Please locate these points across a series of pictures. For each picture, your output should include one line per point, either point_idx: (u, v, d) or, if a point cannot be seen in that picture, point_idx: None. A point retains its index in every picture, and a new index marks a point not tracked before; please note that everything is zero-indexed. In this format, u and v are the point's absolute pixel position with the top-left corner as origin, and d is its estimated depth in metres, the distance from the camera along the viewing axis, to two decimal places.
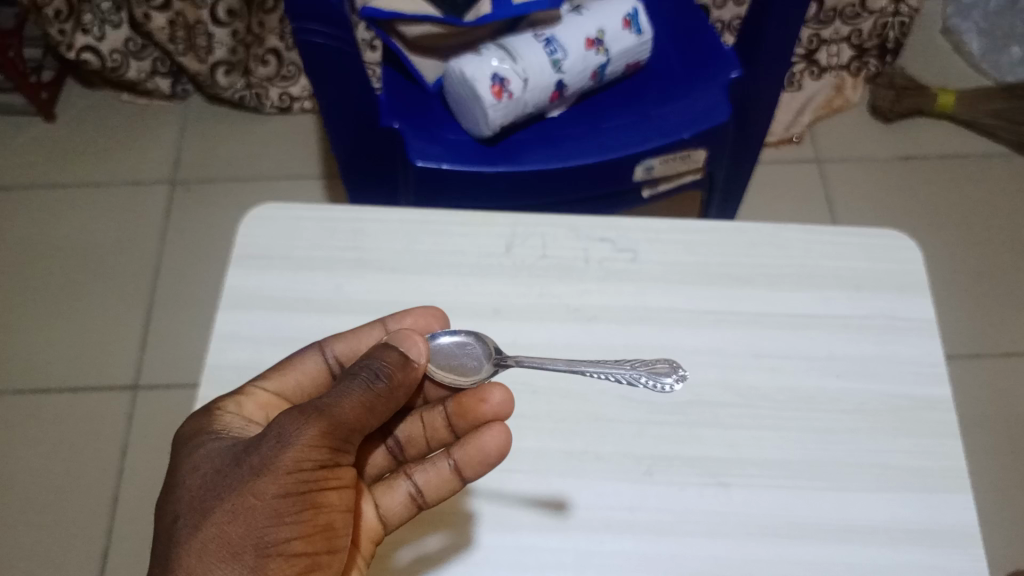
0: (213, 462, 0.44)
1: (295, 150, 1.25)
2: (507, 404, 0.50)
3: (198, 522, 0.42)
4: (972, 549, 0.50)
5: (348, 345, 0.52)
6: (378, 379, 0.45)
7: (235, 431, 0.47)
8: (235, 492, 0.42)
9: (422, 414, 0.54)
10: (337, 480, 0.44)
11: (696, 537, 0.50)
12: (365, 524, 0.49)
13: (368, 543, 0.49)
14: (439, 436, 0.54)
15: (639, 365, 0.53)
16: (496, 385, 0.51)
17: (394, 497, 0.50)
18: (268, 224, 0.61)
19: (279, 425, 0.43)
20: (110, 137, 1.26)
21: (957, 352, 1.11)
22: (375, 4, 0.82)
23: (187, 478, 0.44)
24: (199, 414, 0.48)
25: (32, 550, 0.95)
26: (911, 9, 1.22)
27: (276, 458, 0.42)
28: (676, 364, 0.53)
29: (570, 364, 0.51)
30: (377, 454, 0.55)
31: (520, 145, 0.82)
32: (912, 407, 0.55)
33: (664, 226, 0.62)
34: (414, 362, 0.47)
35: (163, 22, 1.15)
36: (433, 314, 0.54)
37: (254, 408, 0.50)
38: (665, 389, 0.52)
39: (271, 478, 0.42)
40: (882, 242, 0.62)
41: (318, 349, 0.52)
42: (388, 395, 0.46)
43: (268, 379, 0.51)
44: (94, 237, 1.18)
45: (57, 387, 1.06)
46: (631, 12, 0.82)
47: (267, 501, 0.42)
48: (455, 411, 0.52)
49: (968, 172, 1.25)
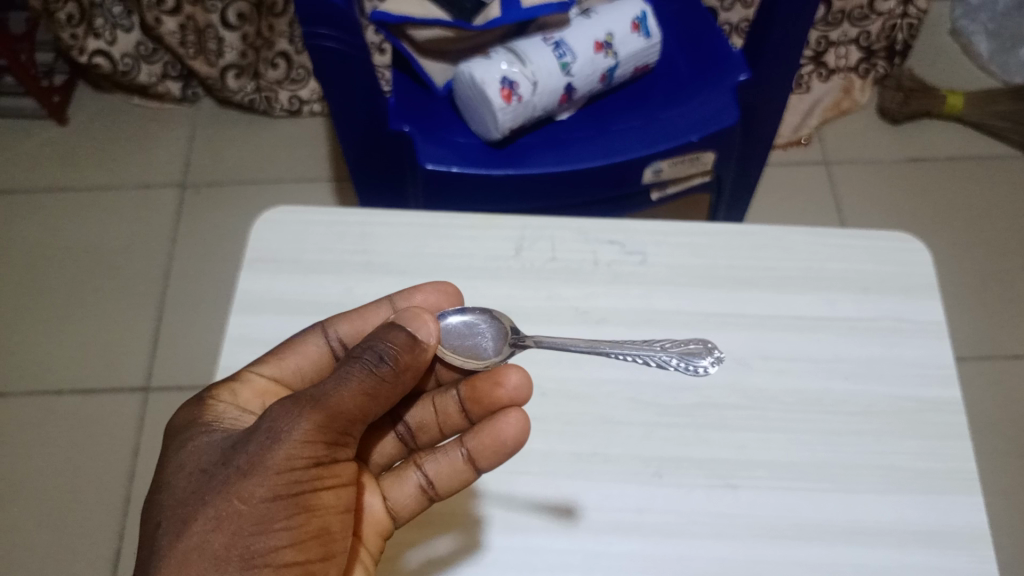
0: (201, 462, 0.44)
1: (304, 152, 1.26)
2: (525, 387, 0.51)
3: (183, 526, 0.42)
4: (979, 550, 0.50)
5: (352, 327, 0.54)
6: (383, 362, 0.44)
7: (227, 422, 0.48)
8: (220, 496, 0.42)
9: (434, 399, 0.55)
10: (330, 481, 0.44)
11: (703, 539, 0.51)
12: (373, 516, 0.50)
13: (374, 536, 0.49)
14: (452, 422, 0.55)
15: (671, 348, 0.55)
16: (513, 367, 0.51)
17: (404, 489, 0.51)
18: (277, 227, 0.61)
19: (269, 420, 0.43)
20: (120, 140, 1.27)
21: (966, 354, 1.11)
22: (384, 8, 0.82)
23: (173, 478, 0.44)
24: (193, 404, 0.49)
25: (46, 551, 0.96)
26: (919, 11, 1.22)
27: (262, 460, 0.42)
28: (709, 344, 0.56)
29: (592, 344, 0.53)
30: (387, 442, 0.55)
31: (529, 149, 0.82)
32: (918, 408, 0.55)
33: (671, 229, 0.62)
34: (423, 343, 0.46)
35: (174, 26, 1.17)
36: (447, 291, 0.54)
37: (251, 396, 0.51)
38: (700, 370, 0.54)
39: (257, 482, 0.42)
40: (887, 244, 0.62)
41: (322, 331, 0.54)
42: (393, 379, 0.44)
43: (265, 365, 0.52)
44: (106, 239, 1.19)
45: (70, 388, 1.06)
46: (639, 15, 0.83)
47: (253, 505, 0.42)
48: (469, 396, 0.53)
49: (976, 173, 1.25)
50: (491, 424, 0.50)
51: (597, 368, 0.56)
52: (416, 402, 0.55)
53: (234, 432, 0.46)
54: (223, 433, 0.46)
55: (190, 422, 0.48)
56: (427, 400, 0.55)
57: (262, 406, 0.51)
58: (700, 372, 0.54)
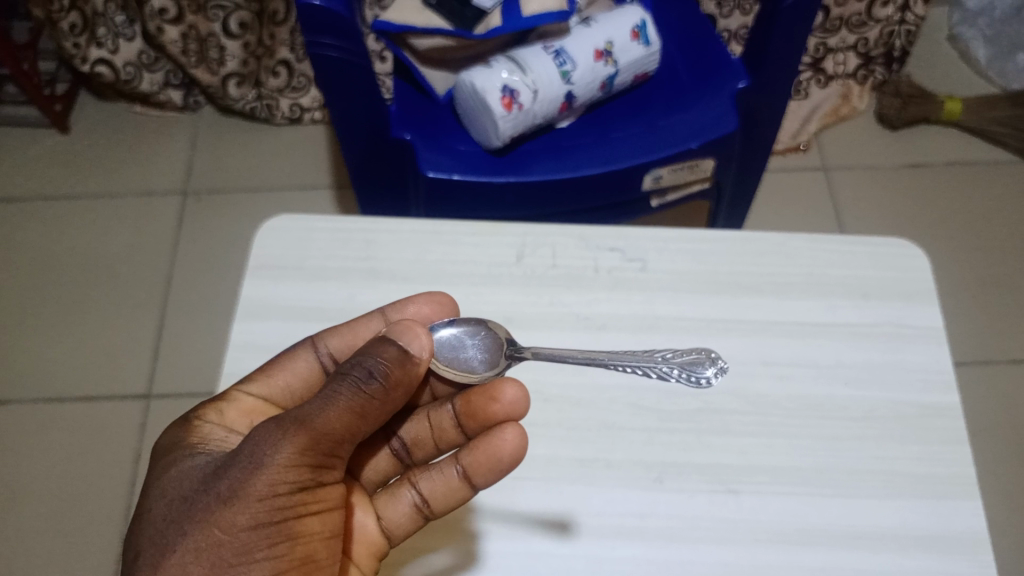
0: (181, 489, 0.44)
1: (305, 160, 1.27)
2: (522, 402, 0.50)
3: (162, 557, 0.42)
4: (980, 555, 0.51)
5: (342, 341, 0.54)
6: (372, 379, 0.44)
7: (214, 444, 0.48)
8: (200, 526, 0.42)
9: (429, 415, 0.55)
10: (314, 507, 0.44)
11: (706, 544, 0.51)
12: (367, 537, 0.50)
13: (369, 558, 0.50)
14: (448, 437, 0.54)
15: (673, 360, 0.54)
16: (509, 382, 0.51)
17: (398, 509, 0.51)
18: (281, 234, 0.62)
19: (251, 445, 0.43)
20: (122, 148, 1.27)
21: (967, 359, 1.11)
22: (386, 17, 0.83)
23: (154, 505, 0.44)
24: (178, 425, 0.50)
25: (49, 559, 0.96)
26: (917, 18, 1.22)
27: (242, 489, 0.42)
28: (713, 355, 0.55)
29: (590, 356, 0.53)
30: (381, 457, 0.56)
31: (530, 156, 0.82)
32: (919, 413, 0.55)
33: (673, 236, 0.63)
34: (414, 357, 0.45)
35: (176, 36, 1.17)
36: (441, 301, 0.54)
37: (237, 415, 0.51)
38: (702, 381, 0.54)
39: (237, 511, 0.42)
40: (888, 250, 0.62)
41: (311, 346, 0.54)
42: (383, 395, 0.44)
43: (253, 384, 0.52)
44: (108, 246, 1.19)
45: (72, 395, 1.07)
46: (639, 24, 0.83)
47: (234, 534, 0.42)
48: (464, 411, 0.52)
49: (975, 178, 1.26)
50: (488, 441, 0.50)
51: (600, 374, 0.57)
52: (419, 417, 0.55)
53: (216, 455, 0.46)
54: (205, 456, 0.46)
55: (174, 445, 0.48)
56: (430, 416, 0.55)
57: (247, 425, 0.52)
58: (702, 382, 0.54)
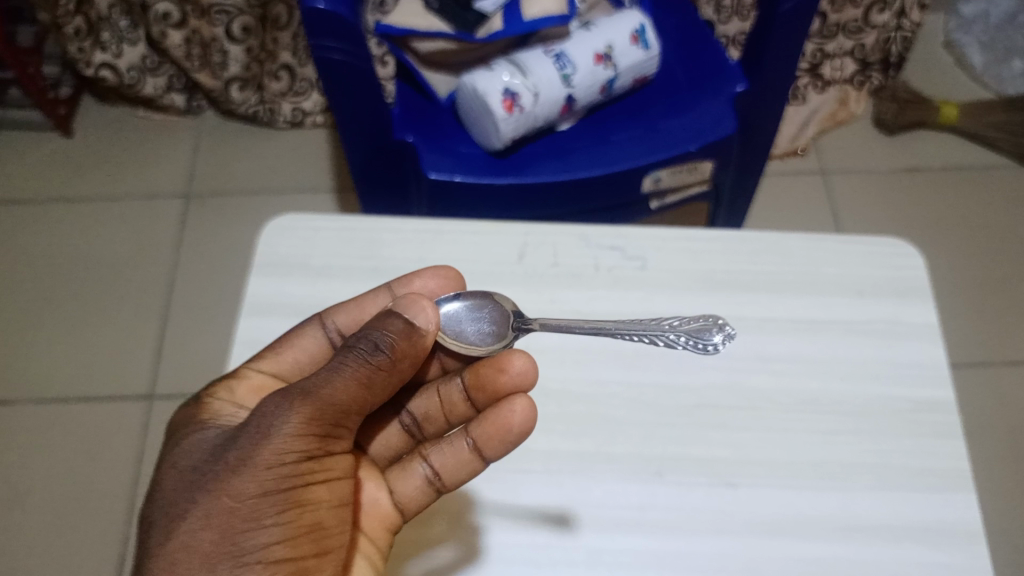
0: (193, 462, 0.45)
1: (307, 163, 1.28)
2: (531, 371, 0.51)
3: (172, 526, 0.42)
4: (974, 545, 0.51)
5: (349, 316, 0.55)
6: (377, 351, 0.45)
7: (225, 417, 0.49)
8: (209, 495, 0.42)
9: (438, 389, 0.56)
10: (324, 474, 0.45)
11: (705, 535, 0.52)
12: (381, 510, 0.51)
13: (384, 530, 0.50)
14: (458, 411, 0.56)
15: (682, 328, 0.56)
16: (517, 353, 0.52)
17: (411, 482, 0.52)
18: (286, 233, 0.63)
19: (258, 417, 0.44)
20: (127, 152, 1.28)
21: (961, 361, 1.12)
22: (389, 21, 0.84)
23: (165, 478, 0.45)
24: (191, 403, 0.50)
25: (54, 558, 0.96)
26: (913, 24, 1.24)
27: (251, 455, 0.43)
28: (720, 322, 0.57)
29: (597, 326, 0.54)
30: (392, 432, 0.57)
31: (531, 158, 0.83)
32: (913, 408, 0.56)
33: (670, 234, 0.63)
34: (422, 329, 0.46)
35: (179, 40, 1.18)
36: (447, 276, 0.55)
37: (249, 391, 0.52)
38: (711, 347, 0.56)
39: (244, 478, 0.42)
40: (883, 249, 0.63)
41: (319, 323, 0.55)
42: (389, 367, 0.45)
43: (261, 360, 0.54)
44: (111, 249, 1.20)
45: (75, 396, 1.07)
46: (638, 28, 0.84)
47: (241, 501, 0.42)
48: (473, 382, 0.53)
49: (971, 183, 1.27)
50: (497, 411, 0.50)
51: (599, 369, 0.57)
52: (423, 399, 0.56)
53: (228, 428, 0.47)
54: (217, 431, 0.47)
55: (186, 421, 0.49)
56: (435, 399, 0.56)
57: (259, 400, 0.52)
58: (710, 349, 0.56)
